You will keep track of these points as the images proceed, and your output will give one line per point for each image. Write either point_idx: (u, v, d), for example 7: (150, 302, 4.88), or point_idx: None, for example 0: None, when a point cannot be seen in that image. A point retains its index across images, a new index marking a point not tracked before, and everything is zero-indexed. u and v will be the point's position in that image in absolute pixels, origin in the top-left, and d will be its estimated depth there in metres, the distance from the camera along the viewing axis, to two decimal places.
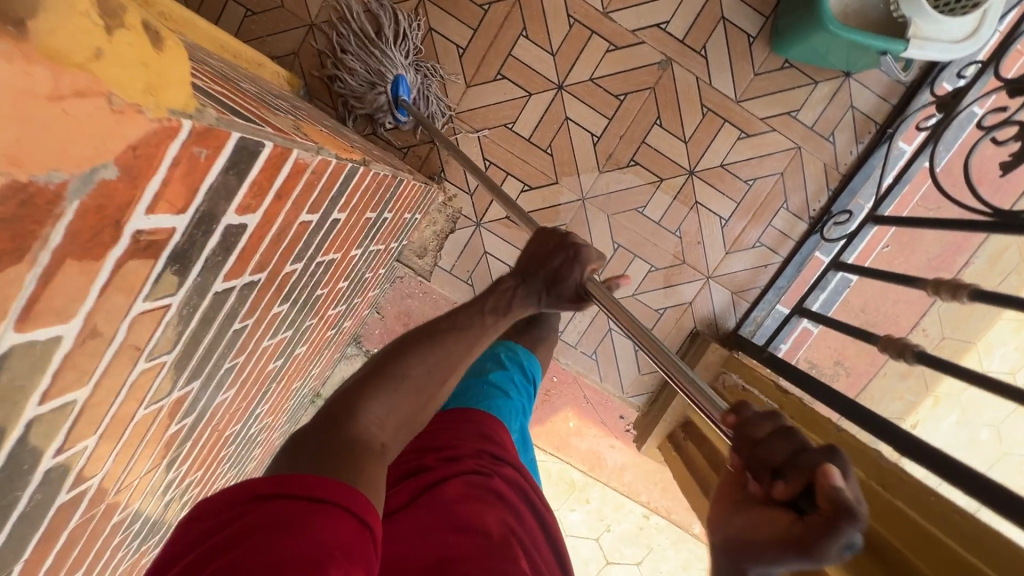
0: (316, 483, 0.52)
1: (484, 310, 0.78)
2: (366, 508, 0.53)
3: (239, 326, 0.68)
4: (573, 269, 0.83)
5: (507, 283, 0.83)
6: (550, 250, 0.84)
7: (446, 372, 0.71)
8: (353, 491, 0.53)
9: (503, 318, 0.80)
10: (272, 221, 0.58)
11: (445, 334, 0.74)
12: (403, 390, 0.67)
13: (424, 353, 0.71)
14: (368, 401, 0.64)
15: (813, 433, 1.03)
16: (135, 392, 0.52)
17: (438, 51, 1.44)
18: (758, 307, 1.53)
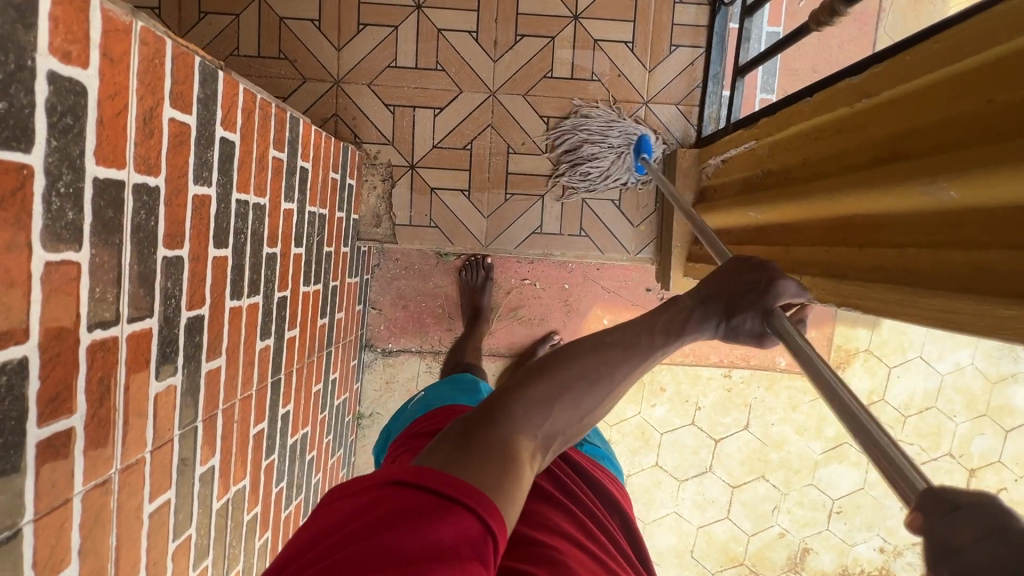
0: (448, 481, 0.50)
1: (652, 331, 0.69)
2: (493, 513, 0.49)
3: (159, 244, 0.69)
4: (766, 300, 0.68)
5: (682, 303, 0.71)
6: (745, 268, 0.71)
7: (601, 389, 0.65)
8: (479, 491, 0.50)
9: (674, 340, 0.70)
10: (122, 98, 0.59)
11: (610, 347, 0.67)
12: (561, 401, 0.63)
13: (582, 366, 0.65)
14: (527, 402, 0.61)
15: (789, 128, 0.96)
16: (51, 286, 0.53)
17: (297, 33, 1.46)
18: (707, 104, 1.49)
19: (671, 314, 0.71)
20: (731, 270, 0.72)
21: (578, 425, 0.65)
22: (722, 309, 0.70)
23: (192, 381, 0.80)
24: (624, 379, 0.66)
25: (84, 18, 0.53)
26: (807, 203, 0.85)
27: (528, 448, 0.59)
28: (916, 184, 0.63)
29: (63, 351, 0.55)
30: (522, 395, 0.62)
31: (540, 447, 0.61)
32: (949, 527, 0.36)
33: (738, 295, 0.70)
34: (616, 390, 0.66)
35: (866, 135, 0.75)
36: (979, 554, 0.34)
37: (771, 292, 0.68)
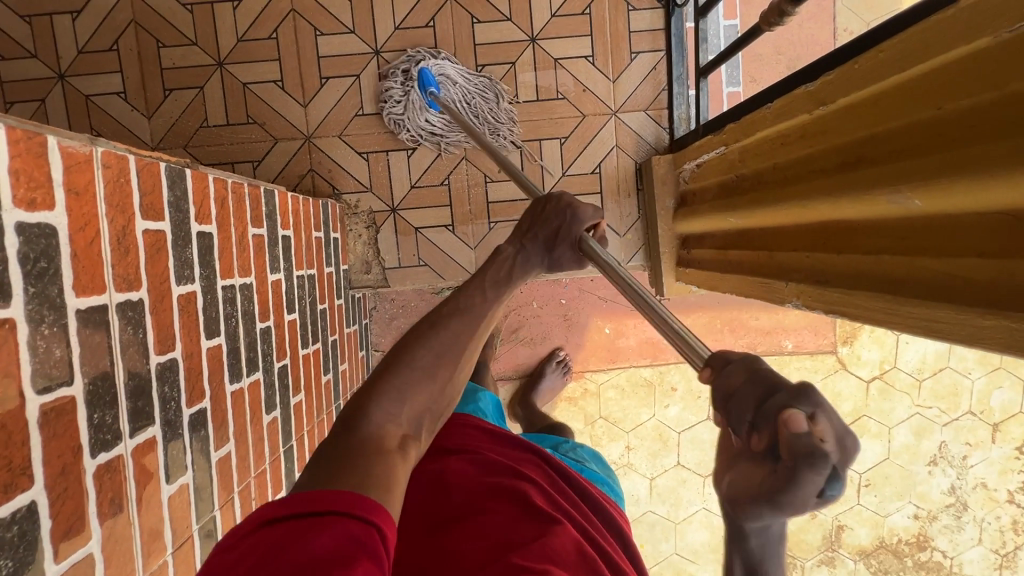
0: (318, 497, 0.49)
1: (484, 287, 0.72)
2: (375, 510, 0.49)
3: (151, 353, 0.70)
4: (575, 231, 0.78)
5: (505, 251, 0.77)
6: (559, 209, 0.79)
7: (452, 368, 0.64)
8: (355, 495, 0.49)
9: (507, 292, 0.73)
10: (93, 225, 0.61)
11: (449, 317, 0.67)
12: (414, 382, 0.61)
13: (430, 342, 0.64)
14: (379, 396, 0.59)
15: (754, 134, 0.97)
16: (51, 427, 0.54)
17: (262, 96, 1.48)
18: (676, 105, 1.49)
19: (500, 263, 0.75)
20: (543, 212, 0.79)
21: (438, 401, 0.63)
22: (541, 247, 0.78)
23: (203, 474, 0.81)
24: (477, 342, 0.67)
25: (43, 160, 0.54)
26: (783, 210, 0.86)
27: (396, 437, 0.58)
28: (883, 193, 0.63)
29: (70, 484, 0.57)
30: (376, 391, 0.59)
31: (411, 433, 0.60)
32: (725, 375, 0.40)
33: (552, 233, 0.78)
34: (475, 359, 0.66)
35: (828, 141, 0.76)
36: (745, 395, 0.37)
37: (575, 224, 0.78)
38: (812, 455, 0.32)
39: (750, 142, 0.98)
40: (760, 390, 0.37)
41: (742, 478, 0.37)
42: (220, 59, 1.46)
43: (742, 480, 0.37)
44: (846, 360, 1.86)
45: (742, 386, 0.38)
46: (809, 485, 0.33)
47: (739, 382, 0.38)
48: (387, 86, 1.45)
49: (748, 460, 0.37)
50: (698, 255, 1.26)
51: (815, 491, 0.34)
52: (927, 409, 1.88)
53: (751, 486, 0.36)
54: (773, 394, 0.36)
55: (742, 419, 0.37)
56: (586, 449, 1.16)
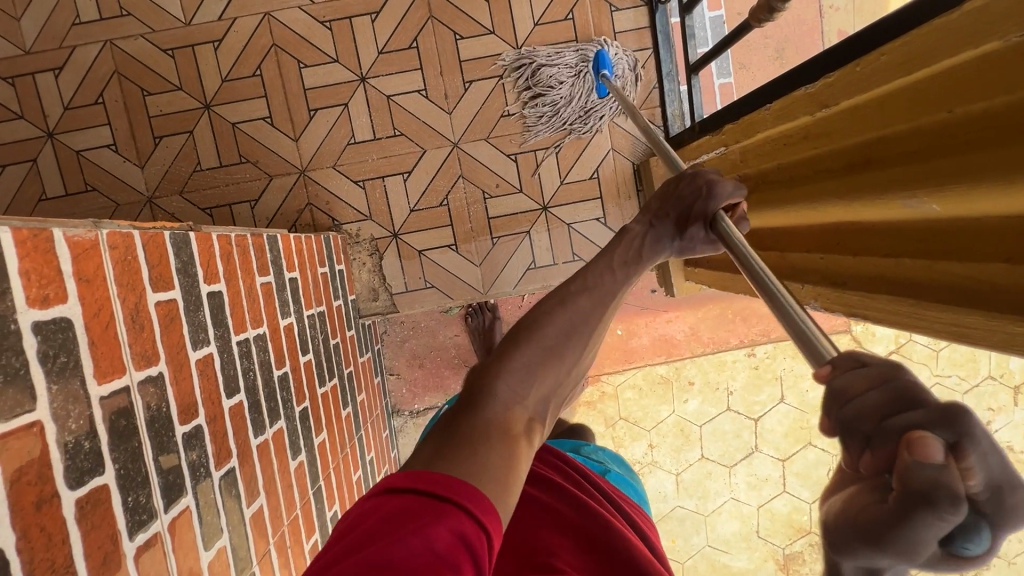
0: (444, 481, 0.47)
1: (612, 267, 0.71)
2: (489, 512, 0.46)
3: (176, 424, 0.70)
4: (709, 207, 0.75)
5: (635, 230, 0.76)
6: (686, 180, 0.78)
7: (577, 347, 0.63)
8: (474, 487, 0.47)
9: (636, 270, 0.73)
10: (106, 309, 0.60)
11: (577, 294, 0.67)
12: (543, 363, 0.60)
13: (556, 319, 0.63)
14: (506, 373, 0.58)
15: (753, 134, 0.96)
16: (88, 520, 0.54)
17: (252, 134, 1.47)
18: (669, 102, 1.47)
19: (629, 242, 0.74)
20: (670, 187, 0.79)
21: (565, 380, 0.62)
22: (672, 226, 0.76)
23: (239, 533, 0.82)
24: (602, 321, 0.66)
25: (51, 254, 0.54)
26: (791, 212, 0.85)
27: (522, 420, 0.57)
28: (899, 196, 0.62)
29: (112, 572, 0.57)
30: (504, 370, 0.58)
31: (536, 417, 0.59)
32: (847, 376, 0.32)
33: (684, 208, 0.77)
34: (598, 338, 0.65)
35: (831, 142, 0.75)
36: (870, 401, 0.31)
37: (710, 199, 0.76)
38: (934, 496, 0.26)
39: (751, 143, 0.97)
40: (902, 407, 0.29)
41: (848, 504, 0.30)
42: (207, 101, 1.45)
43: (852, 517, 0.29)
44: (861, 338, 1.85)
45: (869, 393, 0.31)
46: (926, 529, 0.26)
47: (868, 390, 0.31)
48: (548, 73, 1.46)
49: (858, 489, 0.30)
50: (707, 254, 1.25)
51: (941, 538, 0.27)
52: (946, 379, 1.87)
53: (844, 514, 0.29)
54: (908, 411, 0.29)
55: (857, 433, 0.30)
56: (608, 452, 1.16)
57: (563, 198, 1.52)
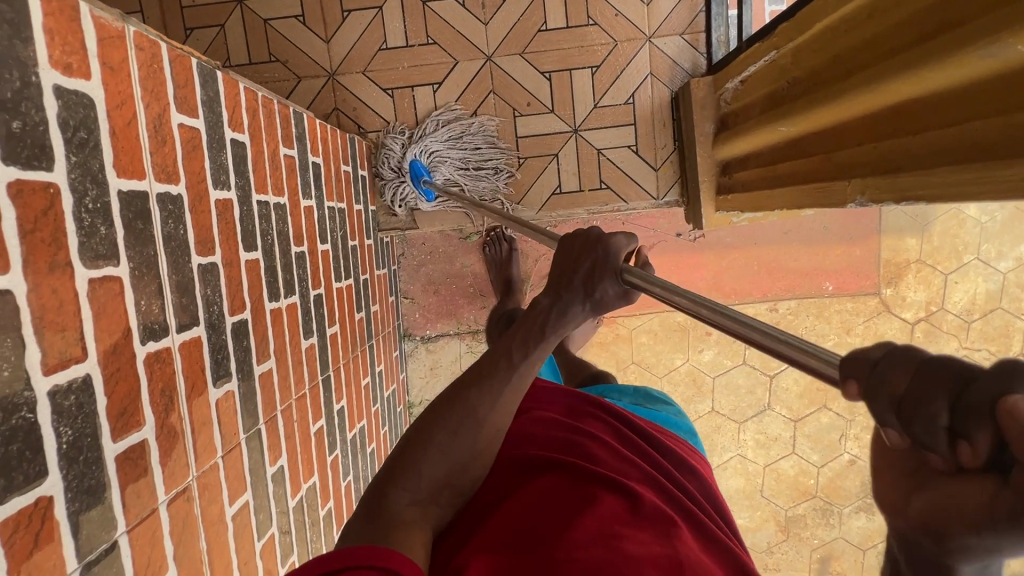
0: (345, 556, 0.48)
1: (508, 350, 0.63)
2: (402, 561, 0.49)
3: (192, 253, 0.69)
4: (611, 265, 0.61)
5: (539, 304, 0.64)
6: (577, 250, 0.63)
7: (468, 434, 0.61)
8: (380, 550, 0.49)
9: (538, 351, 0.63)
10: (130, 106, 0.58)
11: (466, 389, 0.62)
12: (428, 457, 0.60)
13: (444, 419, 0.61)
14: (396, 479, 0.59)
15: (805, 34, 0.91)
16: (100, 304, 0.53)
17: (283, 32, 1.44)
18: (715, 27, 1.40)
19: (529, 323, 0.63)
20: (565, 257, 0.64)
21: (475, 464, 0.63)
22: (580, 292, 0.62)
23: (248, 385, 0.81)
24: (495, 409, 0.62)
25: (77, 26, 0.52)
26: (839, 106, 0.81)
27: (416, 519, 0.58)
28: (969, 52, 0.58)
29: (122, 366, 0.56)
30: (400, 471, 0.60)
31: (433, 504, 0.60)
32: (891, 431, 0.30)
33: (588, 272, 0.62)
34: (494, 420, 0.62)
35: (895, 20, 0.71)
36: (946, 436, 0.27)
37: (608, 253, 0.61)
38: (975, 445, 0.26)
39: (803, 44, 0.93)
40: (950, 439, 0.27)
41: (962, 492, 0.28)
42: None
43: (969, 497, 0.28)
44: (891, 302, 1.79)
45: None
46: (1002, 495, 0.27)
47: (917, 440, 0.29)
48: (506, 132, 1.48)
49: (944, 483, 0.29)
50: (742, 177, 1.20)
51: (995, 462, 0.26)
52: (976, 352, 1.80)
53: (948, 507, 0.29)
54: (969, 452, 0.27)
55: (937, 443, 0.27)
56: (657, 396, 1.03)
57: (594, 122, 1.47)
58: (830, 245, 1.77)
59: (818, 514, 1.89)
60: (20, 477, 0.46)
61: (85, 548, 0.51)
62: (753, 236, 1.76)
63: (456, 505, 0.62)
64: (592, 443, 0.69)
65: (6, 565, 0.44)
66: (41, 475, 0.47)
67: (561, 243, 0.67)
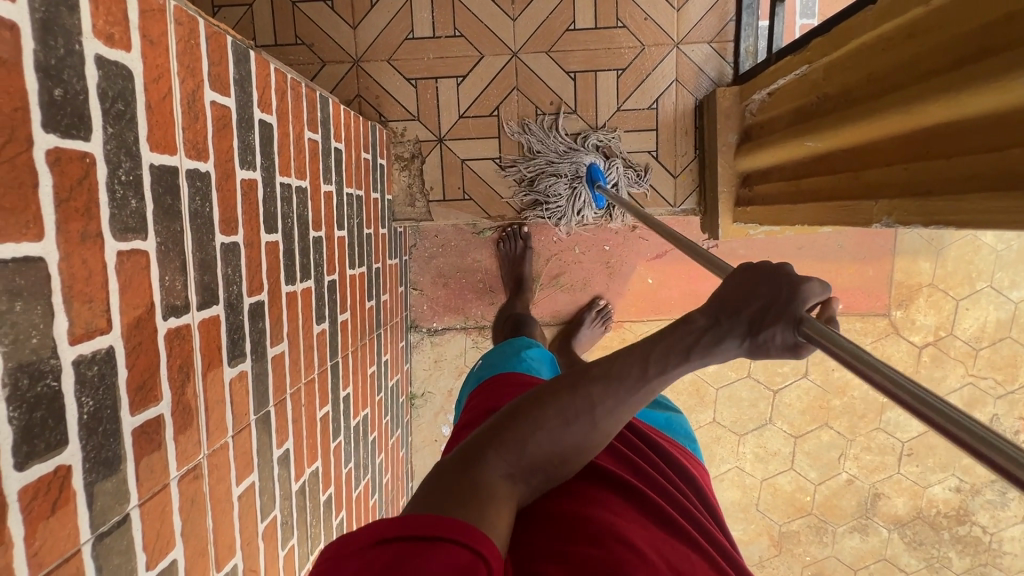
0: (430, 521, 0.49)
1: (646, 359, 0.58)
2: (481, 541, 0.49)
3: (217, 231, 0.69)
4: (795, 309, 0.51)
5: (693, 323, 0.57)
6: (762, 278, 0.54)
7: (581, 428, 0.59)
8: (462, 523, 0.50)
9: (672, 371, 0.58)
10: (166, 81, 0.58)
11: (593, 381, 0.59)
12: (535, 440, 0.58)
13: (562, 404, 0.58)
14: (500, 446, 0.58)
15: (840, 49, 0.91)
16: (127, 276, 0.53)
17: (310, 15, 1.44)
18: (744, 38, 1.39)
19: (675, 340, 0.58)
20: (745, 285, 0.55)
21: (568, 460, 0.60)
22: (743, 325, 0.54)
23: (261, 366, 0.81)
24: (613, 415, 0.59)
25: None
26: (871, 124, 0.80)
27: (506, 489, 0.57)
28: (1014, 78, 0.57)
29: (144, 340, 0.56)
30: (499, 440, 0.58)
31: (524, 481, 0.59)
32: None
33: (757, 309, 0.53)
34: (608, 426, 0.59)
35: (936, 43, 0.71)
36: None
37: (797, 297, 0.51)
38: None
39: (838, 59, 0.92)
40: None
41: None
42: None
43: None
44: (900, 324, 1.78)
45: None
46: None
47: None
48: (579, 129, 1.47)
49: None
50: (762, 191, 1.20)
51: None
52: (981, 380, 1.79)
53: None
54: None
55: None
56: (656, 398, 1.03)
57: (616, 125, 1.46)
58: (843, 263, 1.76)
59: (812, 531, 1.89)
60: (41, 445, 0.46)
61: (98, 519, 0.51)
62: (766, 249, 1.75)
63: (541, 488, 0.61)
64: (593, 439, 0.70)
65: (23, 531, 0.45)
66: (60, 443, 0.47)
67: (740, 267, 0.57)
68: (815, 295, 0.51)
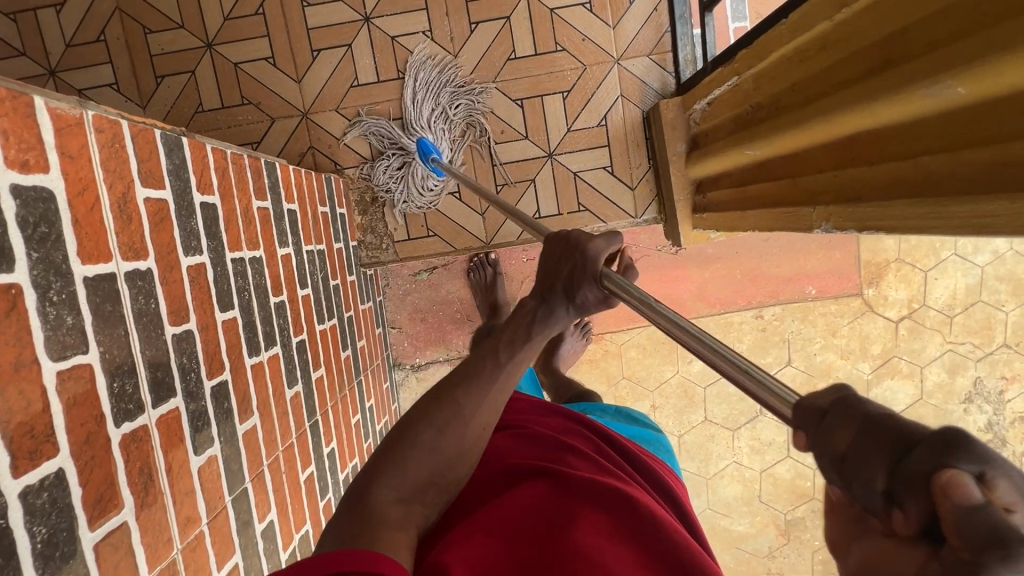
0: (313, 564, 0.45)
1: (496, 351, 0.65)
2: (377, 559, 0.46)
3: (165, 324, 0.69)
4: (589, 267, 0.64)
5: (526, 305, 0.68)
6: (560, 251, 0.67)
7: (456, 432, 0.61)
8: (358, 551, 0.46)
9: (522, 350, 0.65)
10: (92, 190, 0.59)
11: (454, 387, 0.63)
12: (416, 454, 0.59)
13: (431, 416, 0.61)
14: (385, 479, 0.58)
15: (762, 59, 0.94)
16: (70, 395, 0.53)
17: (254, 75, 1.45)
18: (680, 47, 1.42)
19: (516, 324, 0.67)
20: (550, 256, 0.68)
21: (455, 466, 0.61)
22: (561, 295, 0.66)
23: (231, 446, 0.81)
24: (481, 406, 0.63)
25: (32, 121, 0.52)
26: (800, 132, 0.82)
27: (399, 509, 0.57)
28: (919, 88, 0.59)
29: (95, 453, 0.56)
30: (384, 468, 0.58)
31: (417, 499, 0.59)
32: (823, 428, 0.29)
33: (565, 281, 0.65)
34: (479, 415, 0.62)
35: (845, 53, 0.73)
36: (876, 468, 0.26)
37: (585, 259, 0.64)
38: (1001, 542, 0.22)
39: (762, 70, 0.95)
40: (887, 447, 0.26)
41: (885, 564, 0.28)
42: (209, 40, 1.43)
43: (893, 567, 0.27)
44: (873, 302, 1.81)
45: (852, 442, 0.27)
46: None
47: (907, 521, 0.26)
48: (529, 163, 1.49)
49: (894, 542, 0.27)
50: (715, 196, 1.22)
51: None
52: (960, 346, 1.83)
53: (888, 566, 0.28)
54: (909, 451, 0.25)
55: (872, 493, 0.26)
56: (637, 414, 1.03)
57: (569, 146, 1.48)
58: (810, 250, 1.79)
59: (817, 516, 1.90)
60: None
61: None
62: (733, 246, 1.79)
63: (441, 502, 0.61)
64: (574, 456, 0.68)
65: None
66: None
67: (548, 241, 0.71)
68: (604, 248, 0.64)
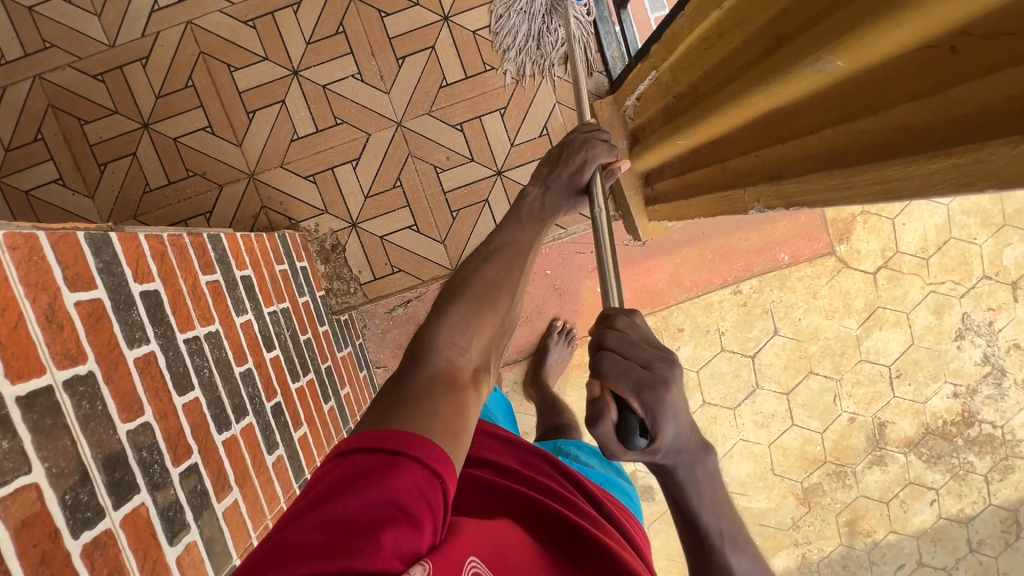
0: (386, 438, 0.50)
1: (520, 220, 0.86)
2: (439, 458, 0.50)
3: (117, 422, 0.69)
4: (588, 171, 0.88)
5: (534, 193, 0.89)
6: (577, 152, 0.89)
7: (502, 296, 0.75)
8: (425, 440, 0.51)
9: (540, 224, 0.87)
10: (12, 309, 0.59)
11: (496, 252, 0.80)
12: (473, 315, 0.70)
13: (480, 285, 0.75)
14: (443, 331, 0.67)
15: (675, 54, 0.95)
16: (14, 518, 0.54)
17: (195, 145, 1.46)
18: (606, 46, 1.45)
19: (531, 203, 0.88)
20: (563, 153, 0.90)
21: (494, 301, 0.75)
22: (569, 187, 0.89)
23: (211, 526, 0.81)
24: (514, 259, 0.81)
25: None
26: (717, 122, 0.83)
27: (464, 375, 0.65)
28: (806, 64, 0.59)
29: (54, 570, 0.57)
30: (440, 330, 0.67)
31: (471, 372, 0.67)
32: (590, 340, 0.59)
33: (572, 170, 0.88)
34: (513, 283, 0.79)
35: (741, 38, 0.75)
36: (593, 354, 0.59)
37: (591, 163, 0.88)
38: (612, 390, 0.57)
39: (676, 63, 0.96)
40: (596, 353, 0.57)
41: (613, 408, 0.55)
42: (145, 120, 1.44)
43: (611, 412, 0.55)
44: (847, 257, 1.81)
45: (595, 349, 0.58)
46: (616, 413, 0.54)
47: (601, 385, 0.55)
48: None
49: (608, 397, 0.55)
50: (662, 188, 1.22)
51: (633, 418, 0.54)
52: (941, 285, 1.83)
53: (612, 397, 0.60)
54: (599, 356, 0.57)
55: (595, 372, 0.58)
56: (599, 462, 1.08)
57: (515, 160, 1.49)
58: (775, 218, 1.79)
59: (833, 478, 1.89)
60: None
61: None
62: (698, 227, 1.79)
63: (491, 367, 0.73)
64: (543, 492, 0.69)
65: None
66: None
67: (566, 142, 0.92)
68: (602, 155, 0.87)
